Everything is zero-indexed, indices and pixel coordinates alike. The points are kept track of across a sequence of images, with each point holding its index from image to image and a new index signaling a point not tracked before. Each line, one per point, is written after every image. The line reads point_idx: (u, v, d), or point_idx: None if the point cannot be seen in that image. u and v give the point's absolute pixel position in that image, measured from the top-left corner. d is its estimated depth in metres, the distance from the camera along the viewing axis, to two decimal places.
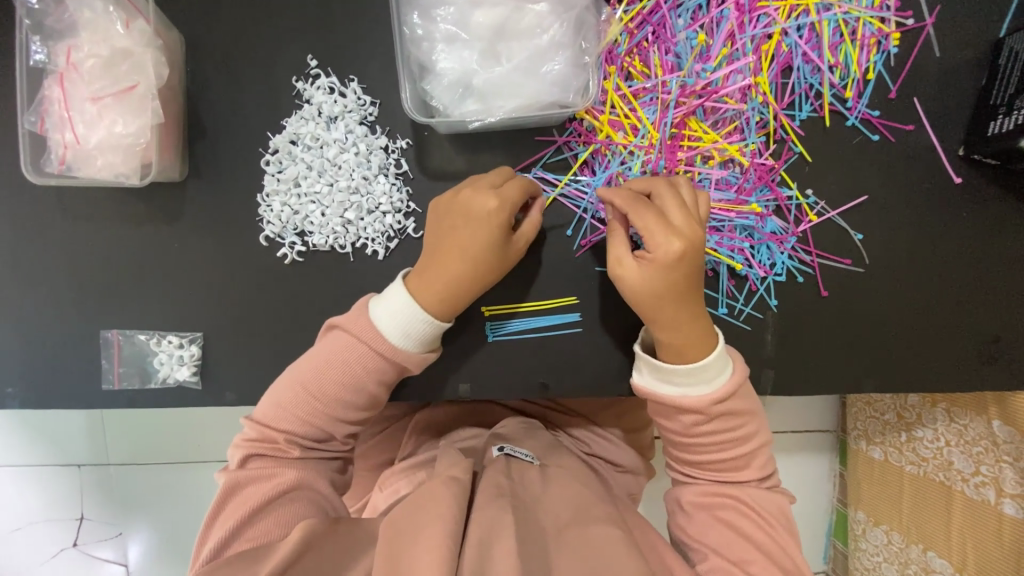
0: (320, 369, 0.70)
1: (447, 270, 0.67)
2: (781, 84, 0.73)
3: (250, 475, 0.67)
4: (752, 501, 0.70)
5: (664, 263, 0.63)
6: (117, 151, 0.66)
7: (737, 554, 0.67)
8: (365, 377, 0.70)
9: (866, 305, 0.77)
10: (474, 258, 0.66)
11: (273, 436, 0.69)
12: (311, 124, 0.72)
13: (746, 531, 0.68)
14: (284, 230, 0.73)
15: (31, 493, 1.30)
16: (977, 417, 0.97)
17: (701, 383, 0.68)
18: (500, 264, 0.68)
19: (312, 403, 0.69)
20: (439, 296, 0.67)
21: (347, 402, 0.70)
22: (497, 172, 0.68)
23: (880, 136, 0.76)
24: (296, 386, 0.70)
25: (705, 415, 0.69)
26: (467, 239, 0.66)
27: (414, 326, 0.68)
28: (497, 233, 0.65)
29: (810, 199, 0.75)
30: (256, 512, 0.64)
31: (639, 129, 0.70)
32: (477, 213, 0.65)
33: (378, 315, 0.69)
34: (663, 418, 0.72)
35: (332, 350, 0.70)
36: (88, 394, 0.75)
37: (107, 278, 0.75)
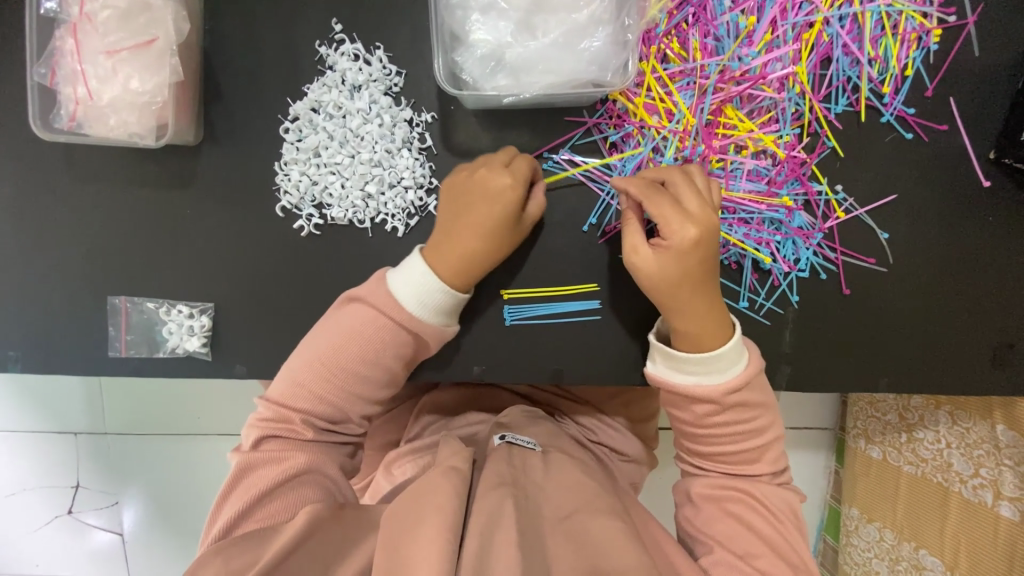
0: (336, 345, 0.69)
1: (462, 245, 0.66)
2: (819, 75, 0.72)
3: (263, 457, 0.66)
4: (762, 496, 0.70)
5: (678, 251, 0.62)
6: (132, 110, 0.63)
7: (745, 548, 0.67)
8: (383, 351, 0.69)
9: (886, 305, 0.77)
10: (492, 231, 0.66)
11: (288, 417, 0.68)
12: (334, 92, 0.69)
13: (755, 525, 0.68)
14: (302, 202, 0.71)
15: (25, 459, 1.28)
16: (981, 421, 0.98)
17: (715, 372, 0.67)
18: (512, 241, 0.68)
19: (329, 380, 0.69)
20: (455, 269, 0.67)
21: (364, 379, 0.70)
22: (503, 150, 0.68)
23: (914, 135, 0.75)
24: (313, 362, 0.69)
25: (718, 405, 0.68)
26: (484, 214, 0.65)
27: (431, 296, 0.67)
28: (510, 210, 0.65)
29: (839, 195, 0.74)
30: (266, 494, 0.64)
31: (674, 114, 0.69)
32: (491, 185, 0.65)
33: (397, 283, 0.68)
34: (676, 407, 0.71)
35: (348, 328, 0.69)
36: (94, 361, 0.73)
37: (116, 242, 0.72)
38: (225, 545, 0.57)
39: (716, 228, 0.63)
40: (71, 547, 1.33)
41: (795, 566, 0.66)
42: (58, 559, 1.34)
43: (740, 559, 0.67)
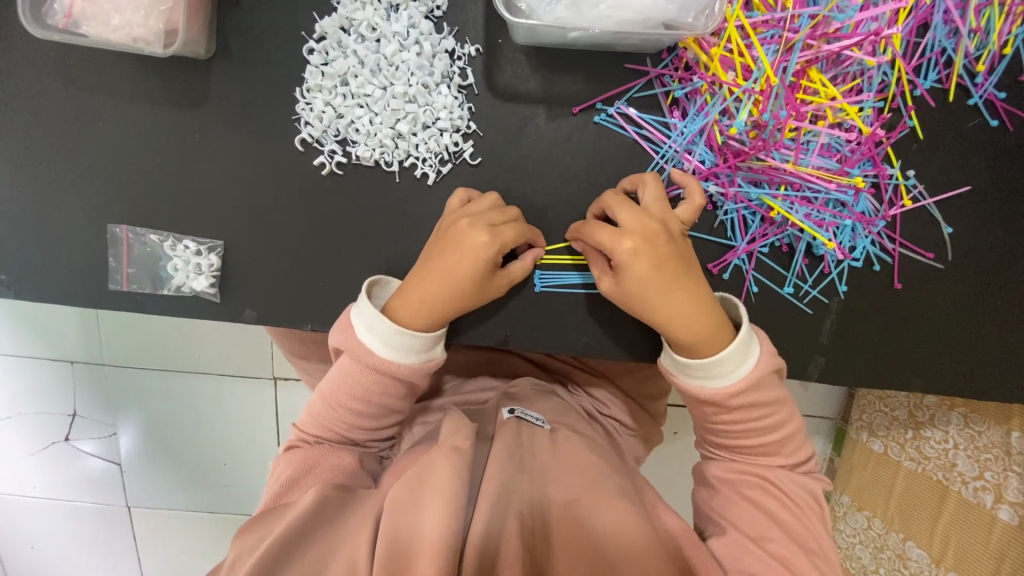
0: (333, 385, 0.70)
1: (426, 289, 0.63)
2: (913, 43, 0.64)
3: (290, 456, 0.71)
4: (781, 483, 0.69)
5: (627, 269, 0.60)
6: (137, 9, 0.55)
7: (761, 531, 0.67)
8: (374, 395, 0.69)
9: (935, 304, 0.73)
10: (457, 286, 0.62)
11: (306, 433, 0.72)
12: (369, 10, 0.60)
13: (777, 509, 0.68)
14: (324, 135, 0.64)
15: (21, 384, 1.26)
16: (996, 426, 0.97)
17: (721, 375, 0.65)
18: (481, 294, 0.63)
19: (332, 412, 0.71)
20: (414, 315, 0.64)
21: (359, 411, 0.70)
22: (500, 210, 0.63)
23: (999, 122, 0.68)
24: (319, 395, 0.72)
25: (720, 406, 0.67)
26: (450, 267, 0.61)
27: (392, 338, 0.65)
28: (478, 269, 0.61)
29: (910, 181, 0.68)
30: (286, 485, 0.67)
31: (752, 72, 0.61)
32: (466, 246, 0.60)
33: (359, 327, 0.66)
34: (689, 406, 0.71)
35: (341, 370, 0.69)
36: (91, 293, 0.68)
37: (115, 164, 0.65)
38: (248, 524, 0.62)
39: (658, 239, 0.60)
40: (67, 474, 1.33)
41: (814, 553, 0.66)
42: (54, 485, 1.34)
43: (754, 542, 0.66)
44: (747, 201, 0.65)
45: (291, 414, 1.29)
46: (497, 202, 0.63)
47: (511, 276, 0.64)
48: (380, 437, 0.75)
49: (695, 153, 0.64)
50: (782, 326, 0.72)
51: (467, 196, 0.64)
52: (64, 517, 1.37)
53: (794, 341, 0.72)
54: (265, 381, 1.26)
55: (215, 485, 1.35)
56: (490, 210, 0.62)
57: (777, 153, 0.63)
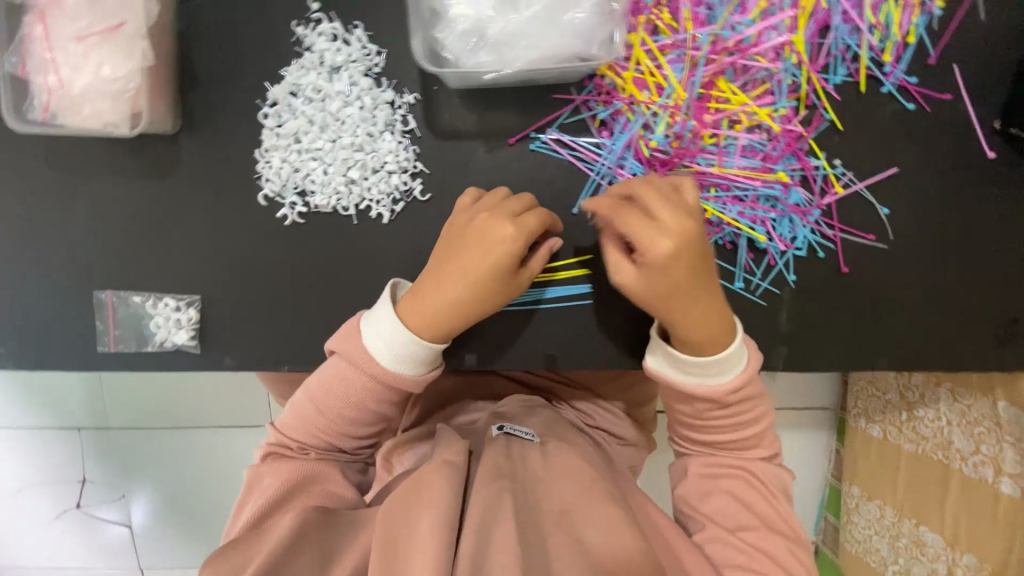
0: (324, 382, 0.71)
1: (445, 290, 0.64)
2: (817, 44, 0.68)
3: (273, 470, 0.71)
4: (762, 474, 0.70)
5: (651, 266, 0.59)
6: (105, 98, 0.61)
7: (738, 522, 0.68)
8: (369, 402, 0.71)
9: (885, 283, 0.75)
10: (478, 283, 0.63)
11: (289, 441, 0.73)
12: (313, 74, 0.66)
13: (756, 499, 0.69)
14: (284, 189, 0.69)
15: (31, 455, 1.30)
16: (983, 398, 0.96)
17: (722, 372, 0.66)
18: (502, 290, 0.64)
19: (320, 419, 0.72)
20: (431, 317, 0.65)
21: (353, 416, 0.71)
22: (517, 200, 0.66)
23: (917, 105, 0.71)
24: (308, 396, 0.73)
25: (717, 401, 0.68)
26: (472, 263, 0.62)
27: (402, 348, 0.66)
28: (502, 260, 0.62)
29: (838, 169, 0.71)
30: (270, 504, 0.67)
31: (664, 89, 0.66)
32: (489, 237, 0.62)
33: (369, 336, 0.68)
34: (676, 403, 0.71)
35: (334, 372, 0.70)
36: (83, 357, 0.73)
37: (98, 236, 0.71)
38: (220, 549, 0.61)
39: (695, 240, 0.58)
40: (80, 541, 1.35)
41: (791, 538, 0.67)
42: (68, 553, 1.36)
43: (732, 533, 0.67)
44: None
45: None
46: (523, 196, 0.66)
47: (533, 270, 0.66)
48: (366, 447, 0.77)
49: (626, 167, 0.69)
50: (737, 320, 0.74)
51: (478, 196, 0.68)
52: None
53: (753, 334, 0.75)
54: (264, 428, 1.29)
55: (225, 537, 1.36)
56: (507, 203, 0.65)
57: (701, 158, 0.67)
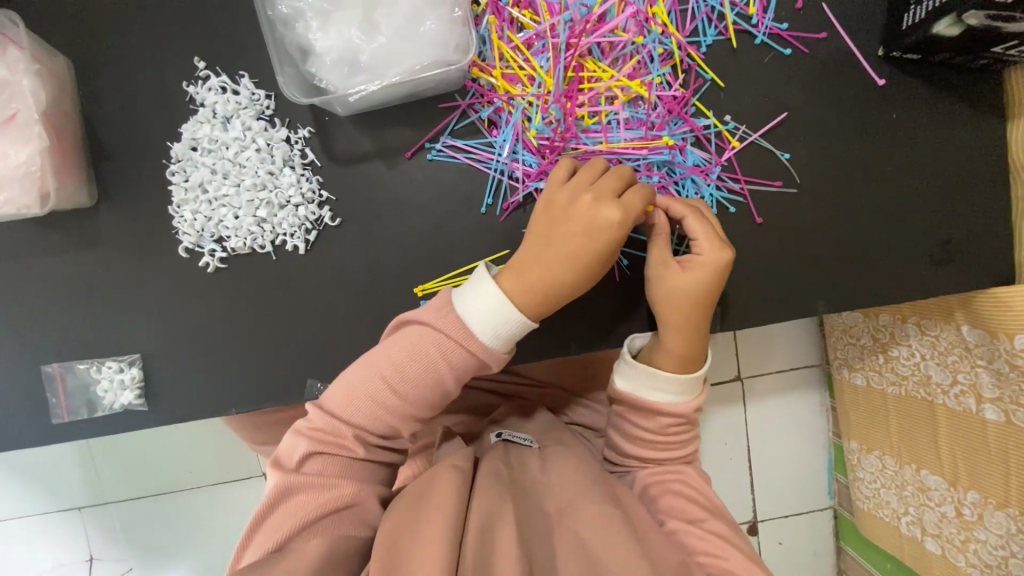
0: (400, 360, 0.67)
1: (551, 270, 0.65)
2: (680, 12, 0.70)
3: (306, 479, 0.67)
4: (695, 476, 0.80)
5: (699, 271, 0.69)
6: (14, 182, 0.64)
7: (691, 513, 0.74)
8: (446, 374, 0.67)
9: (805, 227, 0.75)
10: (588, 266, 0.65)
11: (341, 431, 0.68)
12: (207, 126, 0.70)
13: (699, 493, 0.78)
14: (201, 239, 0.73)
15: (37, 541, 1.32)
16: (947, 325, 0.92)
17: (687, 392, 0.76)
18: (602, 269, 0.66)
19: (394, 399, 0.68)
20: (536, 295, 0.65)
21: (427, 403, 0.69)
22: (617, 175, 0.65)
23: (793, 49, 0.73)
24: (380, 375, 0.67)
25: (682, 418, 0.77)
26: (581, 245, 0.64)
27: (506, 326, 0.65)
28: (611, 244, 0.64)
29: (730, 125, 0.73)
30: (314, 519, 0.65)
31: (535, 79, 0.69)
32: (606, 217, 0.63)
33: (466, 310, 0.65)
34: (642, 417, 0.78)
35: (413, 344, 0.67)
36: (41, 432, 0.75)
37: (37, 314, 0.75)
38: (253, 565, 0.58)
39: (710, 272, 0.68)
40: None
41: (725, 518, 0.75)
42: None
43: (691, 523, 0.73)
44: None
45: None
46: (622, 171, 0.65)
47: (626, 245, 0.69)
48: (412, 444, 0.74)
49: (519, 160, 0.71)
50: None
51: (569, 169, 0.67)
52: None
53: None
54: (257, 477, 1.31)
55: None
56: (611, 179, 0.65)
57: (586, 138, 0.69)
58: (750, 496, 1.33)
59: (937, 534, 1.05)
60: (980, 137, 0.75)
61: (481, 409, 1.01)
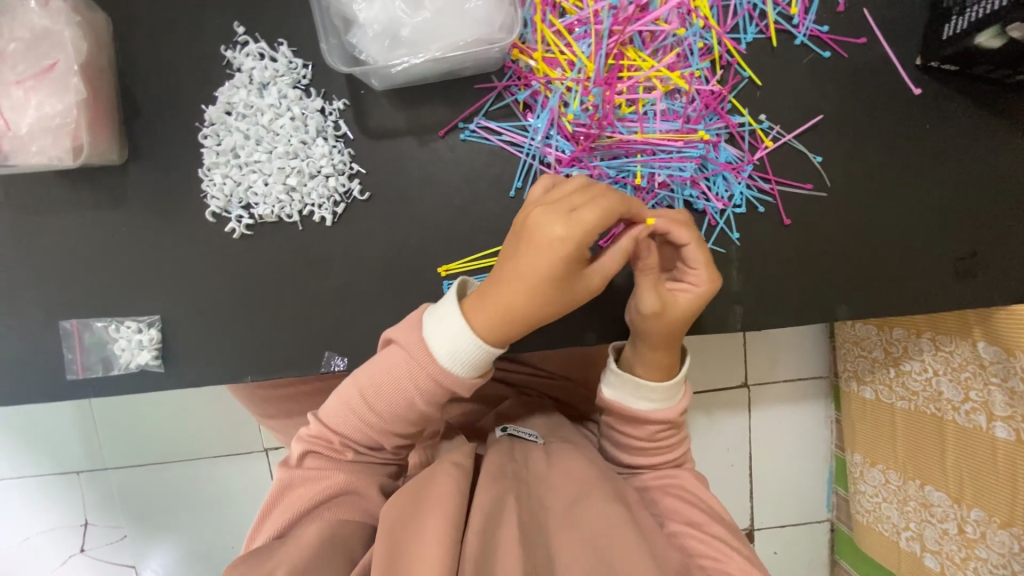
0: (377, 377, 0.68)
1: (503, 292, 0.63)
2: (722, 7, 0.70)
3: (303, 474, 0.70)
4: (693, 477, 0.80)
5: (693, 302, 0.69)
6: (46, 134, 0.64)
7: (692, 516, 0.73)
8: (417, 396, 0.67)
9: (831, 231, 0.75)
10: (541, 290, 0.61)
11: (330, 435, 0.71)
12: (243, 91, 0.70)
13: (696, 495, 0.77)
14: (229, 203, 0.72)
15: (33, 503, 1.32)
16: (963, 341, 0.93)
17: (670, 399, 0.77)
18: (558, 296, 0.63)
19: (369, 412, 0.69)
20: (490, 318, 0.64)
21: (404, 418, 0.69)
22: (582, 193, 0.61)
23: (832, 53, 0.73)
24: (359, 389, 0.70)
25: (668, 423, 0.78)
26: (532, 265, 0.61)
27: (464, 348, 0.64)
28: (560, 267, 0.60)
29: (764, 124, 0.73)
30: (311, 508, 0.68)
31: (576, 64, 0.68)
32: (555, 240, 0.59)
33: (428, 332, 0.66)
34: (630, 426, 0.79)
35: (390, 364, 0.68)
36: (56, 387, 0.75)
37: (58, 269, 0.74)
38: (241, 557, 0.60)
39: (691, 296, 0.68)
40: None
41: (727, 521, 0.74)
42: None
43: (692, 526, 0.72)
44: (611, 176, 0.70)
45: None
46: (587, 190, 0.61)
47: (602, 269, 0.64)
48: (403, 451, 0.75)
49: (553, 145, 0.71)
50: None
51: (549, 185, 0.64)
52: None
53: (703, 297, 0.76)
54: (258, 453, 1.31)
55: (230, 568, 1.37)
56: (580, 198, 0.61)
57: (622, 127, 0.69)
58: (748, 503, 1.33)
59: (936, 550, 1.05)
60: (1014, 151, 0.75)
61: (489, 399, 1.00)
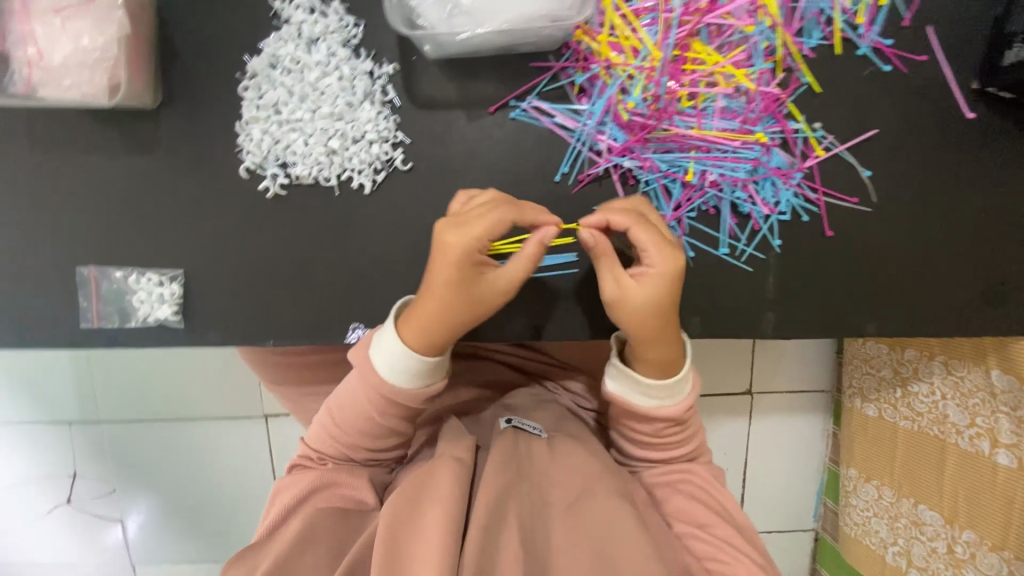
0: (339, 396, 0.74)
1: (427, 300, 0.66)
2: (789, 9, 0.68)
3: (288, 482, 0.74)
4: (707, 474, 0.77)
5: (659, 283, 0.65)
6: (83, 69, 0.61)
7: (701, 517, 0.72)
8: (371, 409, 0.71)
9: (871, 248, 0.75)
10: (447, 293, 0.64)
11: (310, 452, 0.76)
12: (291, 45, 0.67)
13: (709, 495, 0.75)
14: (265, 161, 0.70)
15: (21, 450, 1.29)
16: (976, 368, 0.95)
17: (676, 394, 0.73)
18: (472, 299, 0.65)
19: (336, 427, 0.74)
20: (417, 330, 0.67)
21: (366, 432, 0.73)
22: (479, 204, 0.65)
23: (892, 67, 0.72)
24: (327, 410, 0.75)
25: (675, 420, 0.74)
26: (440, 272, 0.64)
27: (398, 361, 0.68)
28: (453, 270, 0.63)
29: (818, 132, 0.72)
30: (298, 503, 0.70)
31: (640, 51, 0.66)
32: (448, 247, 0.62)
33: (375, 359, 0.69)
34: (635, 420, 0.76)
35: (351, 384, 0.72)
36: (68, 334, 0.73)
37: (79, 212, 0.71)
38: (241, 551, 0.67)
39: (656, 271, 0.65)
40: (72, 536, 1.34)
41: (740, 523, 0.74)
42: (60, 549, 1.35)
43: (702, 528, 0.72)
44: (662, 170, 0.70)
45: (286, 449, 1.31)
46: (472, 201, 0.65)
47: (508, 273, 0.65)
48: (383, 458, 0.77)
49: (606, 133, 0.69)
50: (721, 287, 0.75)
51: (464, 202, 0.67)
52: None
53: (737, 302, 0.75)
54: (257, 419, 1.29)
55: (220, 531, 1.35)
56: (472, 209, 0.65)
57: (679, 121, 0.68)
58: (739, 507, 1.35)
59: (923, 567, 1.08)
60: None
61: (502, 384, 0.99)
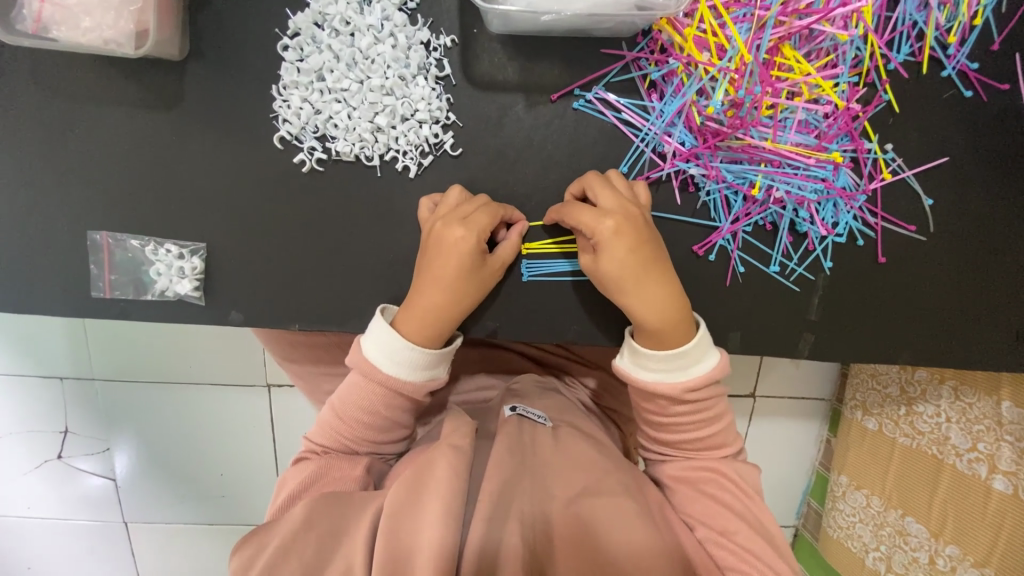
0: (338, 395, 0.72)
1: (422, 291, 0.64)
2: (884, 18, 0.65)
3: (292, 472, 0.72)
4: (735, 474, 0.73)
5: (615, 249, 0.62)
6: (107, 9, 0.54)
7: (724, 524, 0.69)
8: (376, 403, 0.70)
9: (919, 278, 0.73)
10: (450, 287, 0.63)
11: (313, 445, 0.74)
12: (342, 3, 0.61)
13: (735, 500, 0.71)
14: (303, 132, 0.64)
15: (8, 402, 1.24)
16: (987, 397, 0.98)
17: (676, 372, 0.68)
18: (478, 288, 0.65)
19: (338, 422, 0.72)
20: (417, 327, 0.66)
21: (371, 426, 0.72)
22: (469, 201, 0.64)
23: (973, 93, 0.69)
24: (331, 408, 0.74)
25: (678, 398, 0.69)
26: (445, 267, 0.63)
27: (398, 355, 0.67)
28: (466, 260, 0.62)
29: (889, 154, 0.69)
30: (302, 490, 0.68)
31: (726, 50, 0.62)
32: (448, 242, 0.62)
33: (374, 356, 0.68)
34: (640, 399, 0.72)
35: (351, 384, 0.71)
36: (73, 302, 0.67)
37: (92, 170, 0.65)
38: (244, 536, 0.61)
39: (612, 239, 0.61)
40: (60, 490, 1.31)
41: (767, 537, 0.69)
42: (48, 502, 1.32)
43: (720, 535, 0.68)
44: (727, 180, 0.66)
45: (285, 423, 1.29)
46: (458, 194, 0.64)
47: (503, 258, 0.66)
48: (384, 450, 0.75)
49: (674, 135, 0.65)
50: (767, 305, 0.72)
51: (462, 192, 0.65)
52: (62, 536, 1.35)
53: (780, 322, 0.73)
54: (258, 389, 1.26)
55: (211, 496, 1.34)
56: (466, 202, 0.64)
57: (755, 131, 0.64)
58: None
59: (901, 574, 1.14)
60: None
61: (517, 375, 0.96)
